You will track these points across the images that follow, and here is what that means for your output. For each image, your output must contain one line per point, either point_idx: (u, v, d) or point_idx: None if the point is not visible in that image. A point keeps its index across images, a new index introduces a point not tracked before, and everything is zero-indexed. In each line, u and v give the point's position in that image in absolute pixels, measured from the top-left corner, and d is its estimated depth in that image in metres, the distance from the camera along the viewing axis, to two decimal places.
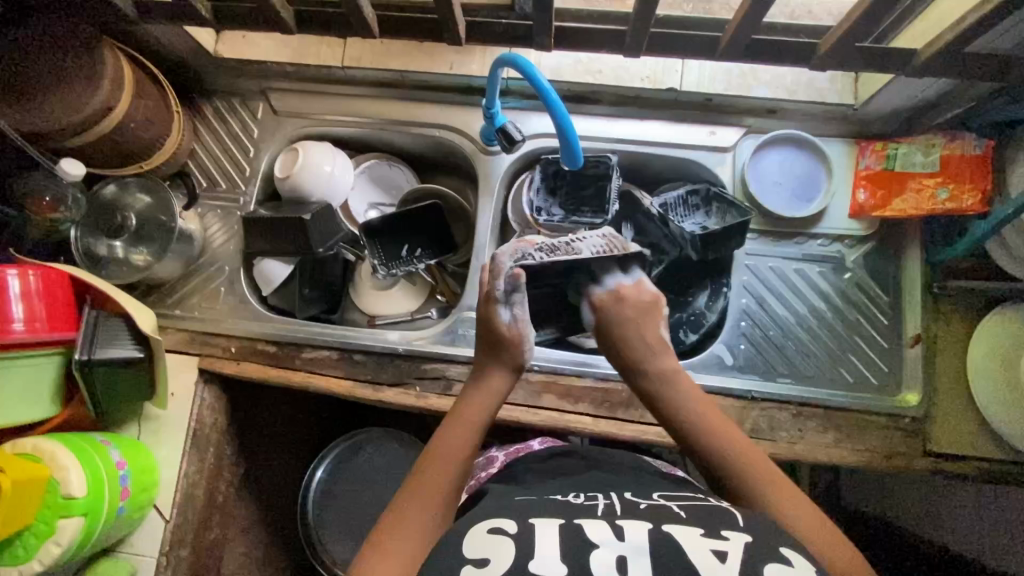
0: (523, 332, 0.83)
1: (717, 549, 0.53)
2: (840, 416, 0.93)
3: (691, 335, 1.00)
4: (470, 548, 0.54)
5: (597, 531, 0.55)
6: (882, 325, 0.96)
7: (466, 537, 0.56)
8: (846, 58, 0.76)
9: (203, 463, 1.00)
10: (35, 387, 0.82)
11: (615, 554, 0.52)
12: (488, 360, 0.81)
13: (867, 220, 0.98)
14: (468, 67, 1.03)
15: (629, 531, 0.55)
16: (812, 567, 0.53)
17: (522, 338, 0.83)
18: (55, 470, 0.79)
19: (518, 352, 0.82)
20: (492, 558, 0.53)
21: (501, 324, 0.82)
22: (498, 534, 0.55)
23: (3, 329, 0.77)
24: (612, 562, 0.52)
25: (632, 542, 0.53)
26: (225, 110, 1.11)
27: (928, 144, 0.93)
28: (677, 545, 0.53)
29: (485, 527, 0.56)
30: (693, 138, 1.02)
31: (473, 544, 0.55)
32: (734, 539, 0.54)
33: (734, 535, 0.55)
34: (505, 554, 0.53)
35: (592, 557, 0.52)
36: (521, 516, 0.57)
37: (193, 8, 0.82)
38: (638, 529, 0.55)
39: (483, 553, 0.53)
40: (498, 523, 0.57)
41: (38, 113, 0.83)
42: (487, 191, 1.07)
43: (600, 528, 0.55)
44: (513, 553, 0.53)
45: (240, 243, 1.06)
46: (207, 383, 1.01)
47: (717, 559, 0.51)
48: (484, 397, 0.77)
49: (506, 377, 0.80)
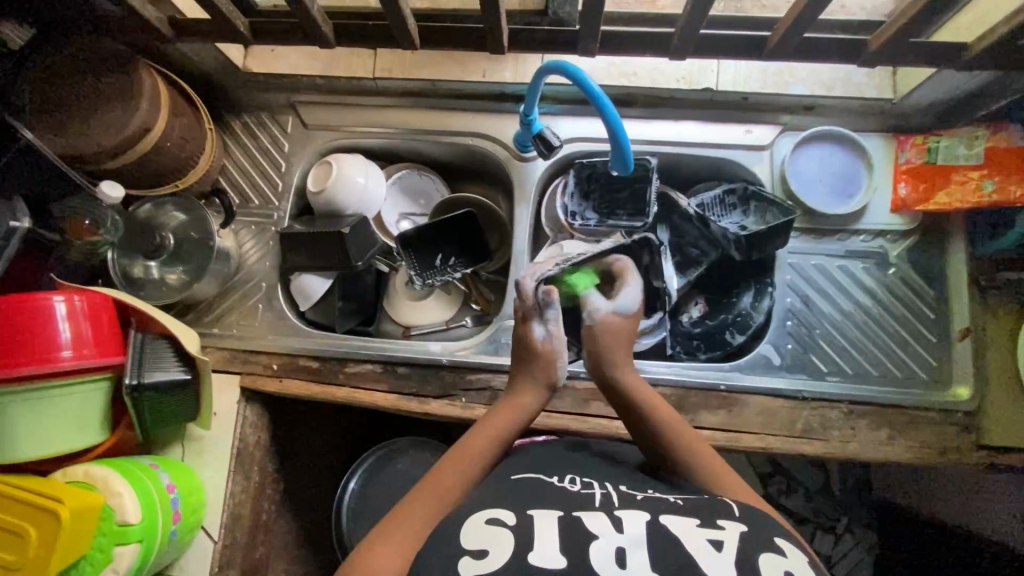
0: (557, 350, 0.79)
1: (712, 539, 0.54)
2: (890, 413, 0.92)
3: (738, 336, 1.00)
4: (469, 539, 0.55)
5: (595, 524, 0.56)
6: (929, 319, 0.96)
7: (465, 527, 0.57)
8: (898, 53, 0.75)
9: (249, 482, 0.99)
10: (84, 413, 0.81)
11: (614, 545, 0.53)
12: (521, 374, 0.79)
13: (910, 215, 0.97)
14: (501, 74, 1.04)
15: (627, 522, 0.56)
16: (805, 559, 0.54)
17: (555, 355, 0.79)
18: (108, 496, 0.78)
19: (551, 371, 0.78)
20: (491, 549, 0.54)
21: (535, 340, 0.79)
22: (498, 526, 0.56)
23: (53, 356, 0.76)
24: (612, 553, 0.53)
25: (630, 534, 0.55)
26: (255, 124, 1.10)
27: (971, 136, 0.93)
28: (672, 536, 0.54)
29: (485, 518, 0.58)
30: (730, 137, 1.01)
31: (471, 536, 0.56)
32: (729, 529, 0.56)
33: (730, 524, 0.56)
34: (504, 545, 0.54)
35: (591, 548, 0.53)
36: (519, 508, 0.59)
37: (233, 25, 0.82)
38: (635, 520, 0.56)
39: (481, 545, 0.54)
40: (495, 514, 0.58)
41: (78, 136, 0.82)
42: (523, 198, 1.07)
43: (599, 521, 0.57)
44: (512, 547, 0.54)
45: (276, 259, 1.05)
46: (249, 402, 1.00)
47: (714, 549, 0.53)
48: (510, 413, 0.75)
49: (537, 396, 0.77)
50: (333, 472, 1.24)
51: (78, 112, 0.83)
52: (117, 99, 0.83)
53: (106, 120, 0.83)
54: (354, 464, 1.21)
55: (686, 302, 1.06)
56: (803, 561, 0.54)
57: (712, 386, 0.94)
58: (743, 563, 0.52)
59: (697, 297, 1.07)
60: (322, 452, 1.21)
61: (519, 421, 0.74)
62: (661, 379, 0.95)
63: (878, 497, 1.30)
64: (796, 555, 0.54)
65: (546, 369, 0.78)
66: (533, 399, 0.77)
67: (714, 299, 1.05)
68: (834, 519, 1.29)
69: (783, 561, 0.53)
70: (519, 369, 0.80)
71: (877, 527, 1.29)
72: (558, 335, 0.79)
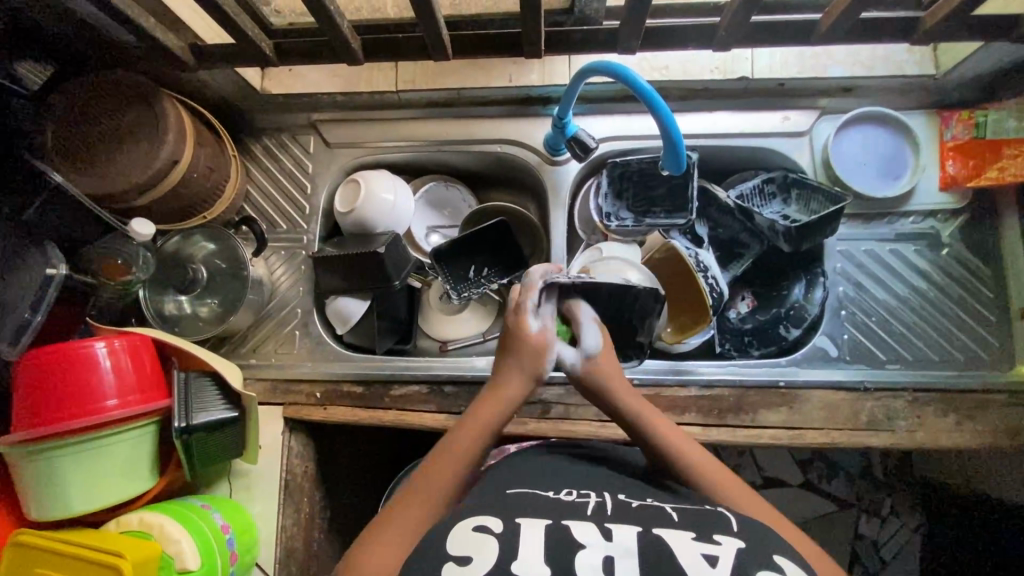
0: (547, 345, 0.75)
1: (707, 553, 0.52)
2: (957, 397, 0.88)
3: (793, 330, 0.96)
4: (453, 544, 0.53)
5: (585, 534, 0.55)
6: (987, 298, 0.93)
7: (450, 536, 0.55)
8: (953, 29, 0.73)
9: (299, 513, 0.96)
10: (133, 461, 0.78)
11: (602, 556, 0.52)
12: (507, 363, 0.74)
13: (959, 192, 0.95)
14: (529, 77, 1.00)
15: (617, 533, 0.55)
16: None
17: (546, 349, 0.74)
18: (165, 543, 0.76)
19: (537, 365, 0.74)
20: (475, 556, 0.52)
21: (528, 330, 0.74)
22: (482, 532, 0.55)
23: (99, 407, 0.73)
24: (599, 562, 0.51)
25: (620, 544, 0.53)
26: (276, 147, 1.07)
27: (1020, 108, 0.90)
28: (667, 550, 0.52)
29: (470, 526, 0.56)
30: (768, 125, 0.98)
31: (454, 541, 0.54)
32: (726, 545, 0.53)
33: (727, 540, 0.54)
34: (488, 551, 0.52)
35: (578, 559, 0.52)
36: (506, 515, 0.57)
37: (256, 47, 0.79)
38: (627, 531, 0.55)
39: (466, 551, 0.53)
40: (483, 521, 0.56)
41: (106, 176, 0.80)
42: (557, 203, 1.03)
43: (588, 530, 0.55)
44: (494, 553, 0.52)
45: (310, 283, 1.03)
46: (293, 432, 0.97)
47: (707, 563, 0.51)
48: (491, 407, 0.71)
49: (519, 389, 0.73)
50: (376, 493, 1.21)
51: (105, 150, 0.80)
52: (143, 134, 0.81)
53: (132, 157, 0.80)
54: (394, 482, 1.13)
55: (732, 299, 1.04)
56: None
57: (770, 383, 0.90)
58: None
59: (744, 291, 1.04)
60: (368, 475, 1.19)
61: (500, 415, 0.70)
62: (716, 380, 0.91)
63: (928, 480, 1.27)
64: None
65: (529, 361, 0.73)
66: (512, 390, 0.72)
67: (763, 292, 1.02)
68: (878, 501, 1.27)
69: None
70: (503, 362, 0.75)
71: (925, 509, 1.26)
72: (552, 333, 0.76)
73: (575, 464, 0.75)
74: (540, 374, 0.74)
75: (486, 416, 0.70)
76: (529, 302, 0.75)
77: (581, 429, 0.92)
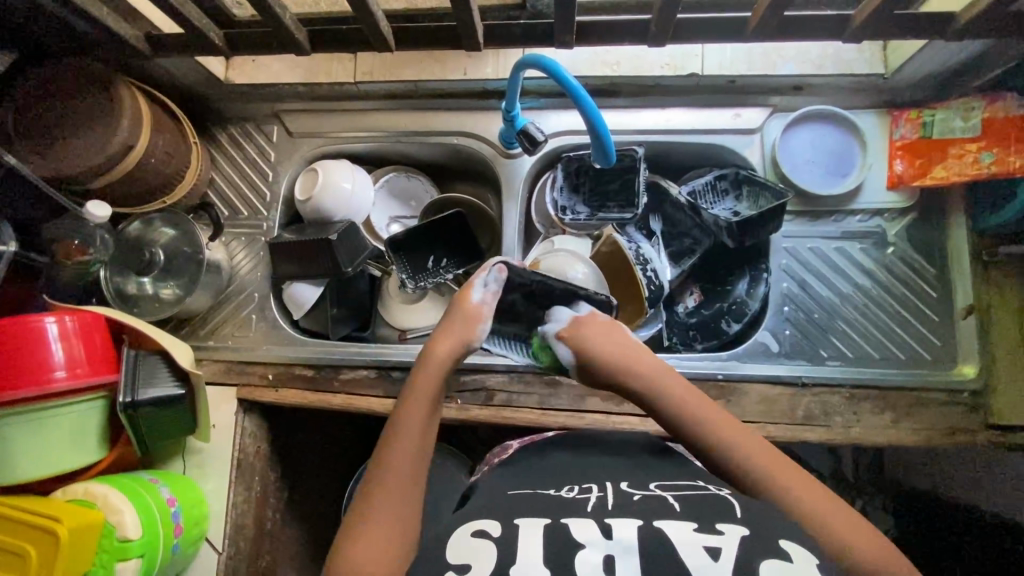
0: (483, 313, 0.73)
1: (708, 545, 0.50)
2: (895, 394, 0.89)
3: (734, 324, 0.99)
4: (452, 553, 0.52)
5: (583, 531, 0.53)
6: (931, 298, 0.93)
7: (450, 540, 0.54)
8: (881, 29, 0.74)
9: (250, 492, 0.99)
10: (82, 433, 0.82)
11: (602, 553, 0.50)
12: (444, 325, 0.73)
13: (907, 191, 0.95)
14: (482, 71, 1.02)
15: (616, 528, 0.53)
16: (814, 560, 0.50)
17: (480, 314, 0.73)
18: (108, 512, 0.78)
19: (471, 328, 0.72)
20: (472, 563, 0.51)
21: (468, 300, 0.73)
22: (481, 537, 0.53)
23: (46, 378, 0.76)
24: (599, 561, 0.50)
25: (620, 540, 0.51)
26: (240, 135, 1.10)
27: (966, 107, 0.89)
28: (668, 545, 0.51)
29: (467, 533, 0.54)
30: (719, 122, 0.99)
31: (453, 549, 0.53)
32: (729, 534, 0.51)
33: (730, 529, 0.52)
34: (486, 558, 0.51)
35: (577, 557, 0.50)
36: (505, 517, 0.56)
37: (205, 37, 0.81)
38: (626, 526, 0.53)
39: (465, 559, 0.51)
40: (481, 526, 0.55)
41: (63, 158, 0.83)
42: (510, 194, 1.05)
43: (586, 527, 0.53)
44: (493, 558, 0.51)
45: (268, 269, 1.05)
46: (247, 412, 1.00)
47: (709, 557, 0.49)
48: (443, 355, 0.69)
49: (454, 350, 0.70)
50: (335, 477, 1.24)
51: (64, 133, 0.83)
52: (99, 118, 0.84)
53: (88, 141, 0.84)
54: (360, 469, 1.22)
55: (681, 293, 1.05)
56: (812, 564, 0.49)
57: (708, 376, 0.92)
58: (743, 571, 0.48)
59: (692, 287, 1.06)
60: (327, 455, 1.22)
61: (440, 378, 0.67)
62: None
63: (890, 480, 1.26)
64: (804, 558, 0.50)
65: (462, 327, 0.72)
66: (448, 354, 0.69)
67: (709, 287, 1.05)
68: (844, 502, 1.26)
69: (788, 568, 0.48)
70: (437, 331, 0.72)
71: None
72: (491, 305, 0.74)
73: (571, 455, 0.71)
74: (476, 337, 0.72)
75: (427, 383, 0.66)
76: (474, 277, 0.75)
77: (522, 417, 0.94)
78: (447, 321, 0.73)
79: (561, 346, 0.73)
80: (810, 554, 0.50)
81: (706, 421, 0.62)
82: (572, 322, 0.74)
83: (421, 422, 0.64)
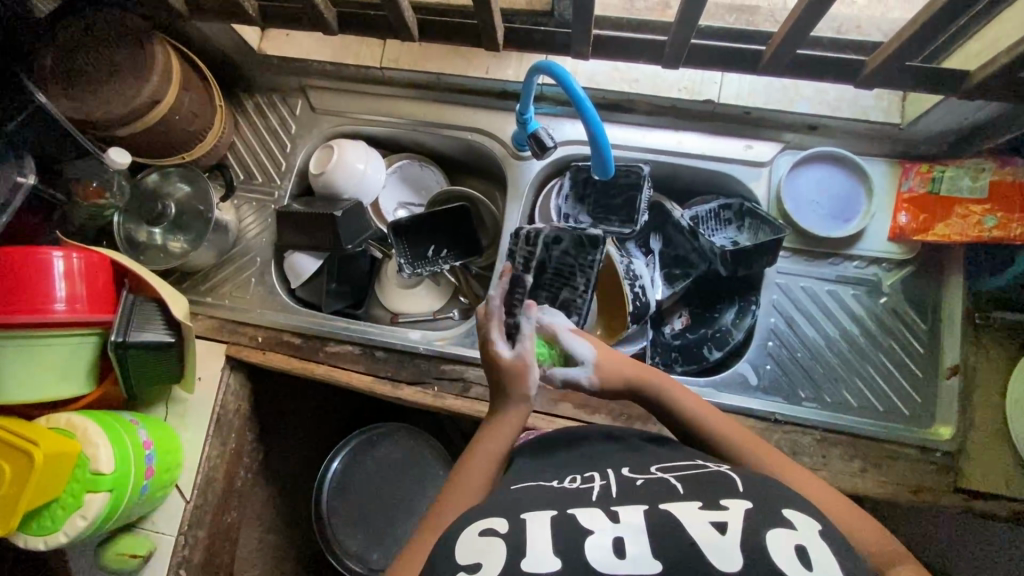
0: (529, 365, 0.74)
1: (715, 521, 0.50)
2: (867, 444, 0.89)
3: (714, 352, 0.99)
4: (462, 553, 0.53)
5: (590, 520, 0.53)
6: (918, 353, 0.93)
7: (459, 542, 0.54)
8: (897, 76, 0.78)
9: (225, 446, 1.02)
10: (71, 366, 0.86)
11: (611, 537, 0.51)
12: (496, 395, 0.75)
13: (907, 244, 0.95)
14: (504, 72, 1.04)
15: (624, 513, 0.53)
16: (814, 525, 0.50)
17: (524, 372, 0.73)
18: (84, 445, 0.81)
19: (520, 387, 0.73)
20: (482, 563, 0.51)
21: (502, 357, 0.74)
22: (490, 535, 0.53)
23: (46, 307, 0.80)
24: (609, 544, 0.50)
25: (628, 523, 0.52)
26: (266, 105, 1.13)
27: (977, 169, 0.90)
28: (674, 521, 0.51)
29: (476, 531, 0.54)
30: (729, 151, 1.00)
31: (463, 549, 0.53)
32: (734, 508, 0.51)
33: (734, 503, 0.52)
34: (495, 559, 0.51)
35: (586, 543, 0.51)
36: (512, 513, 0.55)
37: (241, 7, 0.85)
38: (633, 509, 0.54)
39: (475, 558, 0.52)
40: (489, 523, 0.55)
41: (90, 103, 0.87)
42: (516, 196, 1.07)
43: (594, 516, 0.54)
44: (502, 555, 0.51)
45: (273, 236, 1.09)
46: (233, 369, 1.03)
47: (716, 531, 0.49)
48: (501, 432, 0.72)
49: (517, 415, 0.73)
50: (309, 449, 1.28)
51: (95, 80, 0.87)
52: (130, 72, 0.88)
53: (116, 91, 0.88)
54: (337, 446, 1.26)
55: (669, 314, 1.07)
56: (815, 530, 0.50)
57: None
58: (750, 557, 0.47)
59: (681, 309, 1.07)
60: (303, 425, 1.25)
61: (506, 442, 0.70)
62: None
63: None
64: (807, 525, 0.50)
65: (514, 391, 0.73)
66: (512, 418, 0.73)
67: (697, 313, 1.05)
68: None
69: (795, 534, 0.49)
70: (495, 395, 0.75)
71: None
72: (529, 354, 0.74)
73: (565, 445, 0.72)
74: (530, 393, 0.74)
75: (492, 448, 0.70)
76: (494, 335, 0.76)
77: None
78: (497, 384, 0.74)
79: (576, 339, 0.77)
80: (813, 521, 0.50)
81: (702, 415, 0.70)
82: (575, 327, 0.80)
83: (479, 479, 0.66)
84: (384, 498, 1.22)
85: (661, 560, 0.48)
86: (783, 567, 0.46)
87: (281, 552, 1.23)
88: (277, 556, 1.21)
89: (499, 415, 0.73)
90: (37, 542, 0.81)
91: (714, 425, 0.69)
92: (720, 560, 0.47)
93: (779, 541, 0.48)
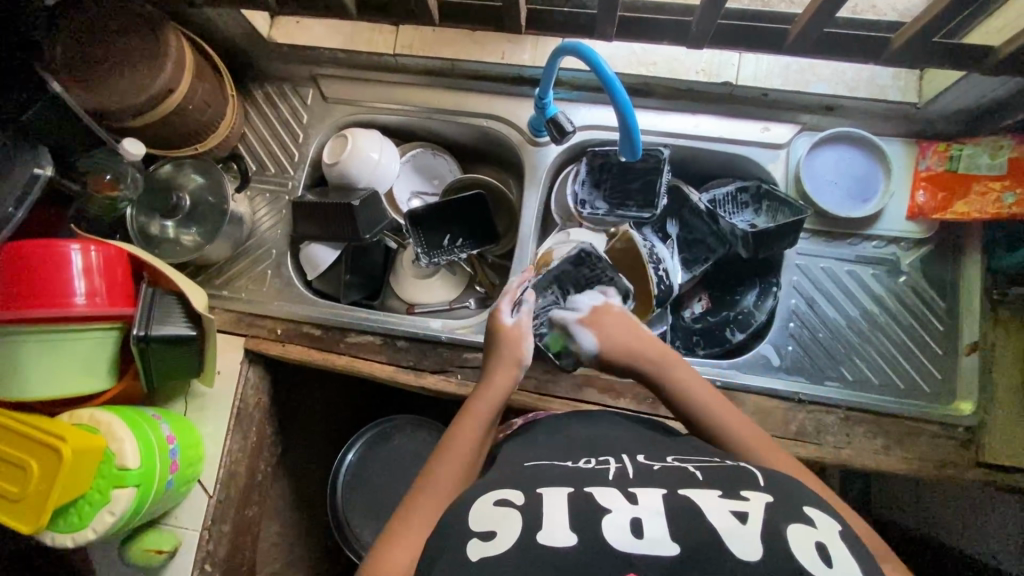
0: (526, 333, 0.78)
1: (736, 510, 0.50)
2: (890, 421, 0.90)
3: (738, 334, 0.99)
4: (476, 521, 0.53)
5: (607, 498, 0.54)
6: (937, 331, 0.94)
7: (472, 511, 0.55)
8: (921, 54, 0.78)
9: (246, 441, 1.01)
10: (94, 361, 0.84)
11: (628, 517, 0.51)
12: (491, 359, 0.77)
13: (925, 223, 0.95)
14: (519, 57, 1.03)
15: (641, 496, 0.53)
16: (836, 527, 0.51)
17: (521, 336, 0.78)
18: (110, 440, 0.80)
19: (517, 350, 0.76)
20: (497, 530, 0.52)
21: (505, 325, 0.78)
22: (505, 506, 0.54)
23: (66, 302, 0.79)
24: (626, 523, 0.50)
25: (645, 506, 0.52)
26: (276, 94, 1.12)
27: (996, 145, 0.91)
28: (695, 507, 0.51)
29: (492, 500, 0.55)
30: (747, 134, 1.00)
31: (476, 518, 0.54)
32: (754, 501, 0.52)
33: (755, 496, 0.52)
34: (512, 526, 0.51)
35: (603, 522, 0.50)
36: (529, 487, 0.57)
37: None
38: (652, 494, 0.53)
39: (489, 527, 0.52)
40: (504, 494, 0.56)
41: (104, 93, 0.86)
42: (534, 182, 1.06)
43: (612, 495, 0.54)
44: (515, 530, 0.51)
45: (289, 228, 1.07)
46: (252, 363, 1.02)
47: (737, 521, 0.49)
48: (487, 400, 0.72)
49: (508, 377, 0.75)
50: (327, 442, 1.27)
51: (107, 69, 0.86)
52: (144, 60, 0.86)
53: (129, 80, 0.86)
54: (352, 438, 1.26)
55: (689, 298, 1.07)
56: (835, 531, 0.50)
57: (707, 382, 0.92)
58: (772, 536, 0.48)
59: (701, 293, 1.07)
60: (319, 417, 1.25)
61: (496, 407, 0.72)
62: None
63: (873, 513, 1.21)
64: (827, 525, 0.51)
65: (509, 360, 0.76)
66: (502, 388, 0.73)
67: (717, 296, 1.06)
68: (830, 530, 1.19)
69: (814, 532, 0.49)
70: (489, 357, 0.77)
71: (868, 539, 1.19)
72: (526, 323, 0.79)
73: (587, 425, 0.72)
74: (523, 358, 0.77)
75: (478, 417, 0.70)
76: (503, 303, 0.81)
77: (519, 399, 0.94)
78: (493, 348, 0.77)
79: (581, 330, 0.80)
80: (831, 521, 0.51)
81: (708, 407, 0.69)
82: (590, 312, 0.81)
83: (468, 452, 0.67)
84: (401, 490, 1.21)
85: (678, 543, 0.48)
86: (803, 561, 0.46)
87: (299, 546, 1.22)
88: (295, 550, 1.21)
89: (485, 383, 0.74)
90: (66, 539, 0.79)
91: (719, 414, 0.68)
92: (741, 551, 0.47)
93: (801, 538, 0.48)
